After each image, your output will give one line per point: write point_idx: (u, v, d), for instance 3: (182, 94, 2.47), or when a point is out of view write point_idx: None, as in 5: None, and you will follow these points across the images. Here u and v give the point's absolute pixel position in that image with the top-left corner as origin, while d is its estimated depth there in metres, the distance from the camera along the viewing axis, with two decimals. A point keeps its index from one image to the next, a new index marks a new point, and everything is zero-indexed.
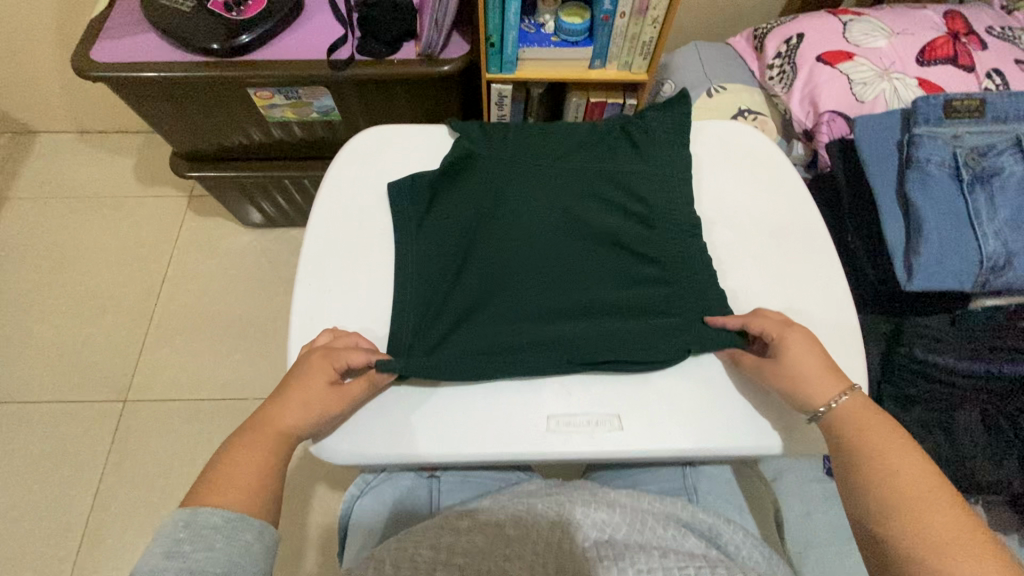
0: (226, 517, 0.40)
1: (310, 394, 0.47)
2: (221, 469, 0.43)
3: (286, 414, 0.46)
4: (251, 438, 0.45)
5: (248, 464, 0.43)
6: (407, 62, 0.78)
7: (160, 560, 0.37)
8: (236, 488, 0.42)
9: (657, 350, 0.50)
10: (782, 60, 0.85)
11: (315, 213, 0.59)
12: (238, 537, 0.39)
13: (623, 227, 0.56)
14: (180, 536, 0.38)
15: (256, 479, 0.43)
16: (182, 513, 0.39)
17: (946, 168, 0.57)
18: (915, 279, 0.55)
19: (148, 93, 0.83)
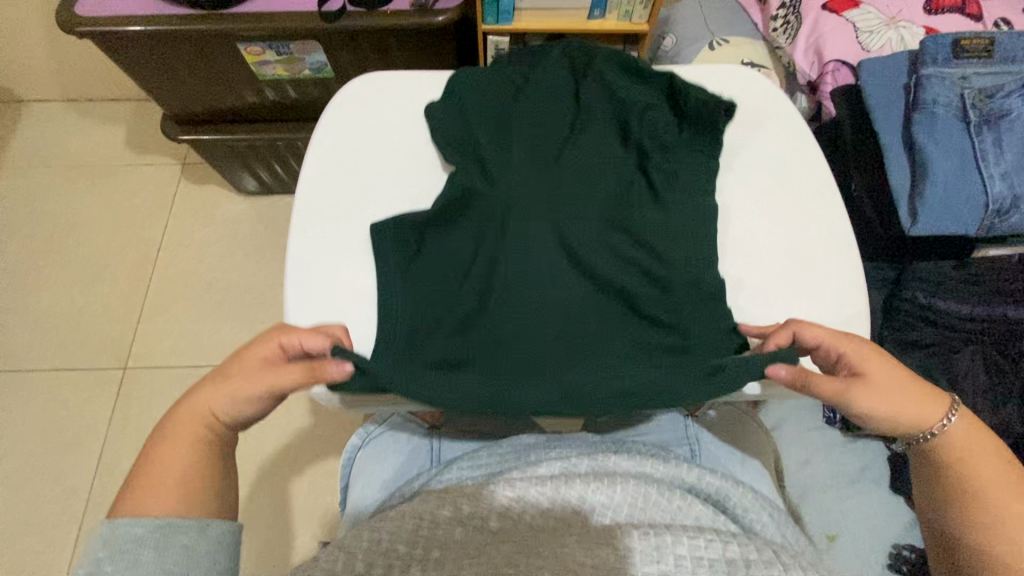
0: (151, 526, 0.38)
1: (237, 383, 0.44)
2: (154, 463, 0.41)
3: (216, 397, 0.43)
4: (181, 425, 0.43)
5: (172, 457, 0.42)
6: (400, 13, 0.75)
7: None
8: (164, 485, 0.40)
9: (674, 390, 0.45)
10: (787, 10, 0.82)
11: (309, 161, 0.58)
12: (172, 543, 0.38)
13: (635, 280, 0.50)
14: (105, 553, 0.37)
15: (178, 475, 0.41)
16: (105, 528, 0.38)
17: (953, 110, 0.55)
18: (918, 223, 0.54)
19: (132, 51, 0.81)
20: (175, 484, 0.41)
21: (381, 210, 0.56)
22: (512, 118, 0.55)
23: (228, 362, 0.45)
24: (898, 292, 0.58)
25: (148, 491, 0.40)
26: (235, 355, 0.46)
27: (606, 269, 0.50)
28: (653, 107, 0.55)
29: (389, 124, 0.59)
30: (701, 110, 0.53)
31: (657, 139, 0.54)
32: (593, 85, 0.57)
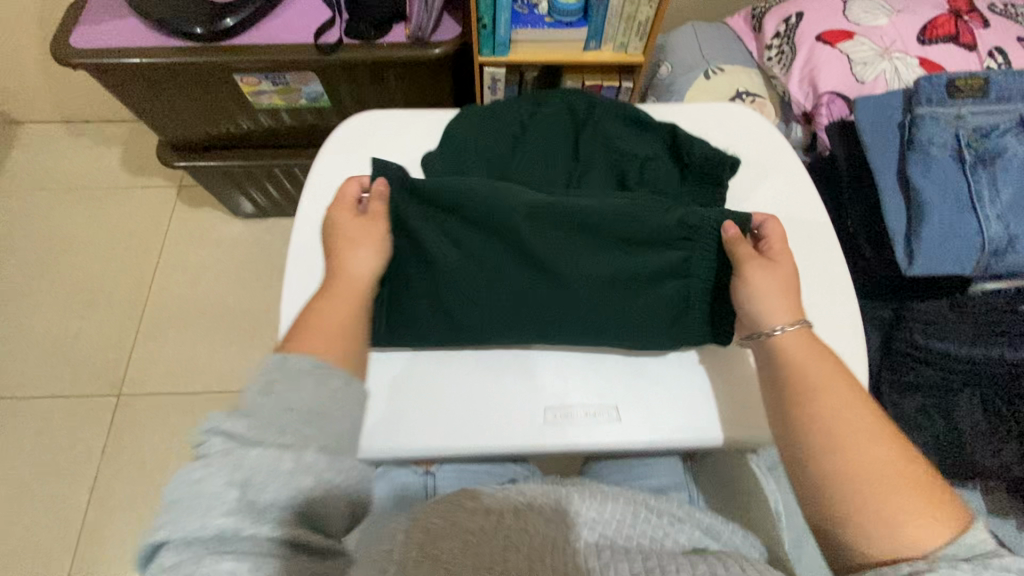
0: (314, 362, 0.40)
1: (369, 238, 0.49)
2: (311, 323, 0.44)
3: (353, 259, 0.48)
4: (342, 287, 0.46)
5: (336, 312, 0.45)
6: (397, 45, 0.76)
7: (255, 398, 0.37)
8: (323, 332, 0.43)
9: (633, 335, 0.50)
10: (781, 40, 0.83)
11: (305, 203, 0.57)
12: (330, 377, 0.40)
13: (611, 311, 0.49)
14: (273, 378, 0.39)
15: (348, 322, 0.45)
16: (273, 358, 0.40)
17: (948, 151, 0.56)
18: (916, 263, 0.54)
19: (128, 81, 0.81)
20: (350, 326, 0.45)
21: None
22: (508, 169, 0.56)
23: (341, 231, 0.49)
24: (894, 331, 0.57)
25: (320, 334, 0.43)
26: (345, 226, 0.49)
27: (596, 314, 0.49)
28: (653, 159, 0.55)
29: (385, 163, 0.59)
30: (704, 163, 0.53)
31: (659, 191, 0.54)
32: (592, 135, 0.57)
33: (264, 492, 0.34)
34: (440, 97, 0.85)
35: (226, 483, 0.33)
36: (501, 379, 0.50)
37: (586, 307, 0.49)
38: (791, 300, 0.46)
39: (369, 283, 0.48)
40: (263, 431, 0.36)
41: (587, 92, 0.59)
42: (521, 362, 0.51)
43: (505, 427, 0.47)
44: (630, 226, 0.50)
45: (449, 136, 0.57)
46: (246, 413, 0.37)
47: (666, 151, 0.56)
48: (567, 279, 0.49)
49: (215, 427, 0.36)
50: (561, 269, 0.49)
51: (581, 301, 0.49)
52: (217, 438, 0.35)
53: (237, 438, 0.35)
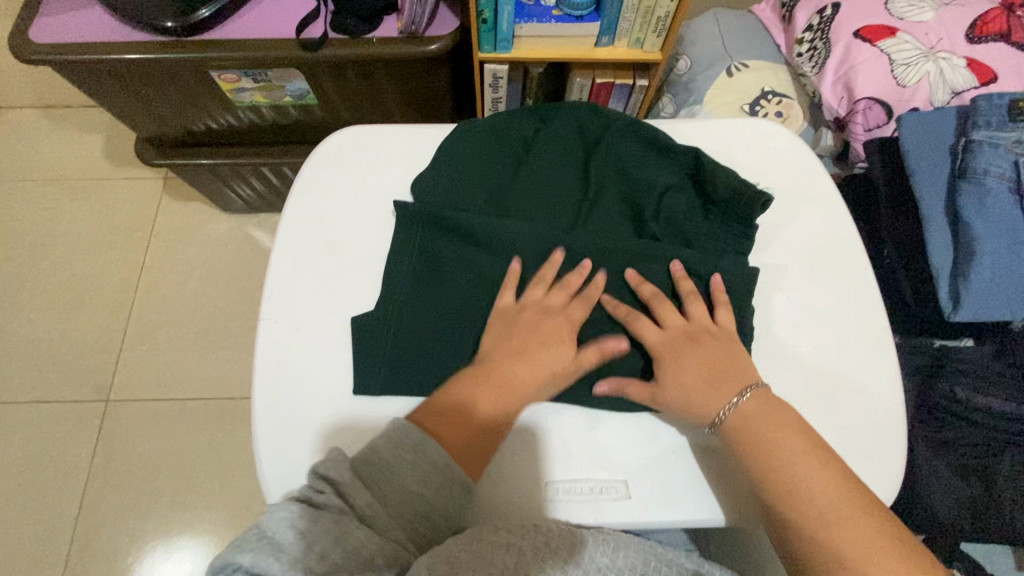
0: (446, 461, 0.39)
1: (546, 353, 0.44)
2: (457, 415, 0.41)
3: (516, 372, 0.43)
4: (491, 397, 0.42)
5: (478, 415, 0.41)
6: (388, 41, 0.68)
7: (370, 473, 0.38)
8: (469, 435, 0.41)
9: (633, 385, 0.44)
10: (814, 35, 0.75)
11: (281, 237, 0.51)
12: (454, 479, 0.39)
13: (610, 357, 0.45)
14: (405, 457, 0.39)
15: (494, 427, 0.42)
16: (412, 432, 0.40)
17: (1006, 182, 0.49)
18: (962, 310, 0.49)
19: (95, 78, 0.74)
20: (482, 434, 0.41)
21: (369, 293, 0.49)
22: (509, 195, 0.50)
23: (503, 329, 0.45)
24: (934, 382, 0.53)
25: (458, 435, 0.41)
26: (522, 327, 0.44)
27: (607, 368, 0.44)
28: (672, 190, 0.49)
29: (373, 188, 0.53)
30: (730, 198, 0.47)
31: (678, 229, 0.48)
32: (603, 158, 0.51)
33: (357, 543, 0.34)
34: (436, 94, 0.78)
35: (327, 526, 0.34)
36: (497, 439, 0.43)
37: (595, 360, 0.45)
38: (723, 373, 0.41)
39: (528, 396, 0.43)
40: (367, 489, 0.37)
41: (599, 108, 0.53)
42: (525, 417, 0.44)
43: (504, 498, 0.42)
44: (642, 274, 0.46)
45: (441, 156, 0.51)
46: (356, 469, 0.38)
47: (687, 180, 0.50)
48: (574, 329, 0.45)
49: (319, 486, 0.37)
50: (568, 321, 0.46)
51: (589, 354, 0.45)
52: (315, 497, 0.36)
53: (335, 500, 0.36)
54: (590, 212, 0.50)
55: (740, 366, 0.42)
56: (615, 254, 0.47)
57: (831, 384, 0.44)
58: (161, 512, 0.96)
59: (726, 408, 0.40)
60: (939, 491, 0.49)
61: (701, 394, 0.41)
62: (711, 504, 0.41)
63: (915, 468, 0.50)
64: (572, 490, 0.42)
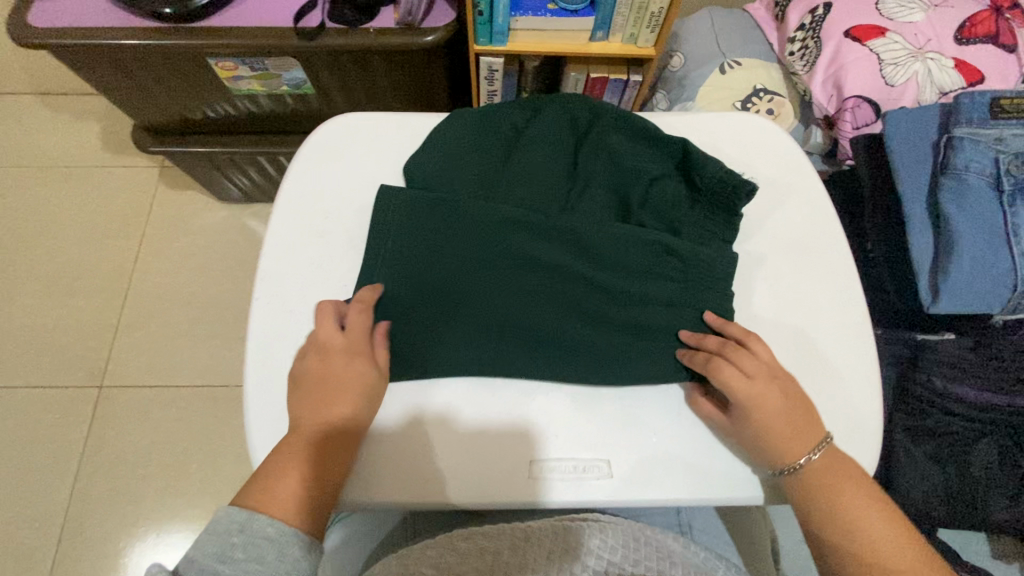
0: (278, 529, 0.38)
1: (347, 384, 0.43)
2: (277, 485, 0.40)
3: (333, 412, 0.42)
4: (309, 448, 0.41)
5: (296, 480, 0.40)
6: (385, 31, 0.69)
7: (210, 565, 0.36)
8: (293, 500, 0.40)
9: (618, 369, 0.45)
10: (806, 34, 0.76)
11: (276, 219, 0.52)
12: (288, 548, 0.38)
13: (594, 341, 0.46)
14: (232, 542, 0.37)
15: (321, 485, 0.41)
16: (238, 516, 0.38)
17: (985, 178, 0.50)
18: (940, 301, 0.50)
19: (94, 63, 0.74)
20: (311, 487, 0.40)
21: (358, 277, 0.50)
22: (498, 180, 0.51)
23: (326, 371, 0.44)
24: (913, 372, 0.53)
25: (282, 503, 0.39)
26: (330, 369, 0.44)
27: (592, 354, 0.45)
28: (661, 179, 0.50)
29: (367, 175, 0.54)
30: (717, 187, 0.48)
31: (666, 217, 0.49)
32: (593, 147, 0.52)
33: None
34: (432, 85, 0.79)
35: None
36: (484, 419, 0.45)
37: (585, 346, 0.45)
38: (799, 424, 0.41)
39: (349, 430, 0.42)
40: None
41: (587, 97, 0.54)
42: (510, 399, 0.45)
43: (487, 476, 0.43)
44: (627, 259, 0.47)
45: (433, 141, 0.52)
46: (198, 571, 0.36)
47: (676, 170, 0.51)
48: (563, 315, 0.46)
49: None
50: (555, 306, 0.46)
51: (576, 337, 0.46)
52: None
53: None
54: (579, 200, 0.50)
55: (813, 414, 0.42)
56: (603, 241, 0.47)
57: (811, 372, 0.45)
58: (152, 499, 0.96)
59: (802, 459, 0.41)
60: (916, 479, 0.50)
61: (782, 439, 0.41)
62: (690, 483, 0.42)
63: (894, 457, 0.51)
64: (558, 469, 0.43)
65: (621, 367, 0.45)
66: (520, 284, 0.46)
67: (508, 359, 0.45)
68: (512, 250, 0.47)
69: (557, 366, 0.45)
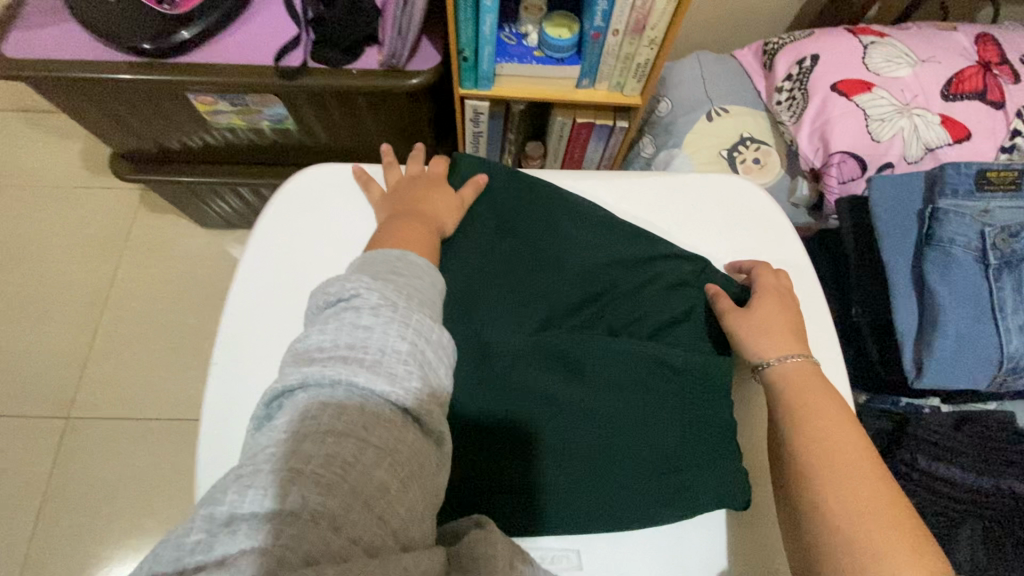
0: (419, 260, 0.43)
1: (438, 187, 0.51)
2: (401, 228, 0.47)
3: (434, 205, 0.50)
4: (422, 218, 0.48)
5: (419, 230, 0.47)
6: (368, 73, 0.68)
7: (386, 275, 0.40)
8: (420, 246, 0.46)
9: (632, 506, 0.41)
10: (793, 85, 0.76)
11: (242, 275, 0.51)
12: (438, 280, 0.43)
13: (607, 473, 0.42)
14: (398, 264, 0.42)
15: (433, 243, 0.47)
16: (394, 252, 0.43)
17: (972, 251, 0.50)
18: (925, 377, 0.49)
19: (70, 94, 0.72)
20: (431, 238, 0.47)
21: None
22: (479, 293, 0.47)
23: (426, 177, 0.53)
24: (896, 448, 0.51)
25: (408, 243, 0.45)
26: (419, 184, 0.52)
27: (598, 491, 0.41)
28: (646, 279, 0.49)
29: (340, 232, 0.53)
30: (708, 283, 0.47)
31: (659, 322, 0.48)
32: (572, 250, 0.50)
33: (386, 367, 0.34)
34: (417, 124, 0.78)
35: (359, 336, 0.35)
36: None
37: (590, 479, 0.42)
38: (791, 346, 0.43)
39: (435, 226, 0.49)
40: (394, 307, 0.37)
41: (563, 194, 0.52)
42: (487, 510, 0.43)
43: None
44: (625, 373, 0.44)
45: None
46: (372, 297, 0.37)
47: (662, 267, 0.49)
48: (563, 444, 0.42)
49: (354, 288, 0.38)
50: (558, 438, 0.42)
51: (586, 471, 0.42)
52: (362, 295, 0.37)
53: (376, 300, 0.37)
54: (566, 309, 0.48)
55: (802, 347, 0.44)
56: (598, 355, 0.45)
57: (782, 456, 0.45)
58: (115, 538, 0.92)
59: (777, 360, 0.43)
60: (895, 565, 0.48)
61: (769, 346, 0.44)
62: (661, 561, 0.41)
63: None
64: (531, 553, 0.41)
65: (640, 503, 0.41)
66: (518, 415, 0.43)
67: (513, 502, 0.41)
68: (502, 377, 0.44)
69: (572, 505, 0.41)
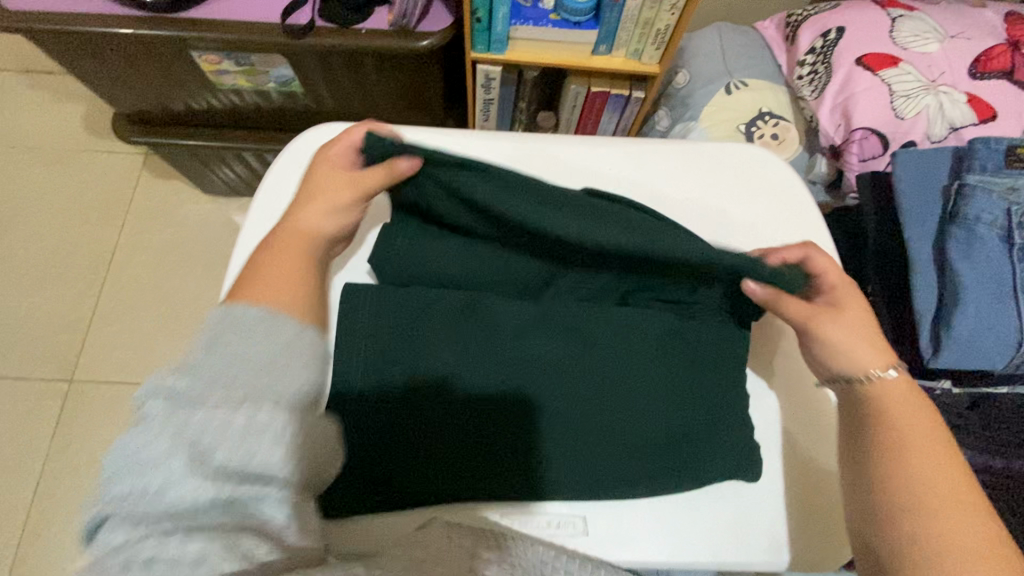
0: (257, 311, 0.35)
1: (324, 187, 0.43)
2: (260, 269, 0.39)
3: (309, 217, 0.42)
4: (288, 246, 0.41)
5: (281, 265, 0.40)
6: (378, 33, 0.66)
7: (199, 353, 0.32)
8: (275, 287, 0.38)
9: (640, 476, 0.41)
10: (816, 58, 0.73)
11: (247, 235, 0.49)
12: (278, 332, 0.34)
13: (617, 447, 0.41)
14: (218, 334, 0.33)
15: (297, 279, 0.39)
16: (219, 312, 0.34)
17: (997, 230, 0.48)
18: (941, 356, 0.48)
19: (70, 50, 0.70)
20: (297, 271, 0.40)
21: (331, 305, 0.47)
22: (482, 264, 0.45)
23: (315, 177, 0.44)
24: None
25: (265, 285, 0.38)
26: (312, 185, 0.44)
27: (607, 465, 0.41)
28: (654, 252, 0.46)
29: None
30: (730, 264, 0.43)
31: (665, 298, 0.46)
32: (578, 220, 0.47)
33: (187, 490, 0.28)
34: (427, 89, 0.76)
35: (148, 459, 0.28)
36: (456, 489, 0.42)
37: (597, 452, 0.41)
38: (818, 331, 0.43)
39: (318, 240, 0.43)
40: (195, 407, 0.30)
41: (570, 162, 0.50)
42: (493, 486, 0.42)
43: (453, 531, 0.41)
44: (633, 346, 0.43)
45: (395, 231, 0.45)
46: (165, 401, 0.30)
47: None
48: (571, 419, 0.41)
49: (150, 392, 0.31)
50: (564, 411, 0.41)
51: (593, 444, 0.41)
52: (153, 403, 0.30)
53: (170, 404, 0.30)
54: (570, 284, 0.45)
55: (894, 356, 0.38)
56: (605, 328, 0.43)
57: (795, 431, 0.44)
58: None
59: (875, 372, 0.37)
60: None
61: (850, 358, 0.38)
62: (670, 530, 0.41)
63: None
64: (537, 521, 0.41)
65: (649, 474, 0.41)
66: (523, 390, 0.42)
67: (519, 473, 0.41)
68: (506, 351, 0.42)
69: (580, 478, 0.41)
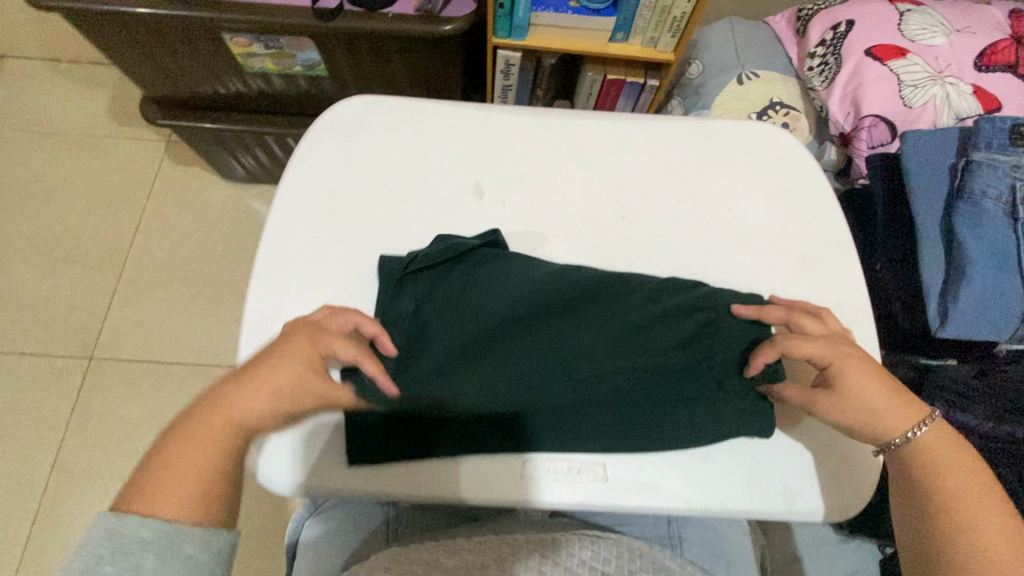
0: (160, 529, 0.33)
1: (274, 375, 0.39)
2: (164, 466, 0.36)
3: (243, 404, 0.38)
4: (209, 434, 0.37)
5: (195, 467, 0.36)
6: (404, 17, 0.68)
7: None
8: (189, 488, 0.35)
9: (663, 432, 0.43)
10: (826, 50, 0.75)
11: (281, 197, 0.51)
12: (175, 552, 0.33)
13: (637, 407, 0.43)
14: (104, 555, 0.32)
15: (208, 477, 0.36)
16: (108, 520, 0.33)
17: (1001, 205, 0.50)
18: (949, 325, 0.49)
19: (107, 31, 0.73)
20: (209, 472, 0.36)
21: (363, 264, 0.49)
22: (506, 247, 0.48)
23: (272, 355, 0.40)
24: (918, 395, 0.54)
25: (172, 498, 0.35)
26: (262, 360, 0.39)
27: (628, 422, 0.43)
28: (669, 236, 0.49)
29: (382, 158, 0.53)
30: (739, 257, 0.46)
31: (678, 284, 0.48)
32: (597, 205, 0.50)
33: None
34: (448, 74, 0.78)
35: None
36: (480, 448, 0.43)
37: (619, 412, 0.43)
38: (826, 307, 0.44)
39: (241, 431, 0.38)
40: None
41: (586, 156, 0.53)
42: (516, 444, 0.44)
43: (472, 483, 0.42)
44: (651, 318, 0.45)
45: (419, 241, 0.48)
46: None
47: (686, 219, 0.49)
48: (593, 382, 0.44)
49: None
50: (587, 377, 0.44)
51: (615, 405, 0.43)
52: None
53: None
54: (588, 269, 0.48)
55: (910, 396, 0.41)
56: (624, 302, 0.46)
57: None
58: None
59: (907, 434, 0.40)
60: None
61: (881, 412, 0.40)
62: (687, 480, 0.43)
63: None
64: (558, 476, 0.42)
65: (671, 431, 0.43)
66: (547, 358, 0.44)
67: (544, 431, 0.43)
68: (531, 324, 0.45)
69: (602, 436, 0.43)
